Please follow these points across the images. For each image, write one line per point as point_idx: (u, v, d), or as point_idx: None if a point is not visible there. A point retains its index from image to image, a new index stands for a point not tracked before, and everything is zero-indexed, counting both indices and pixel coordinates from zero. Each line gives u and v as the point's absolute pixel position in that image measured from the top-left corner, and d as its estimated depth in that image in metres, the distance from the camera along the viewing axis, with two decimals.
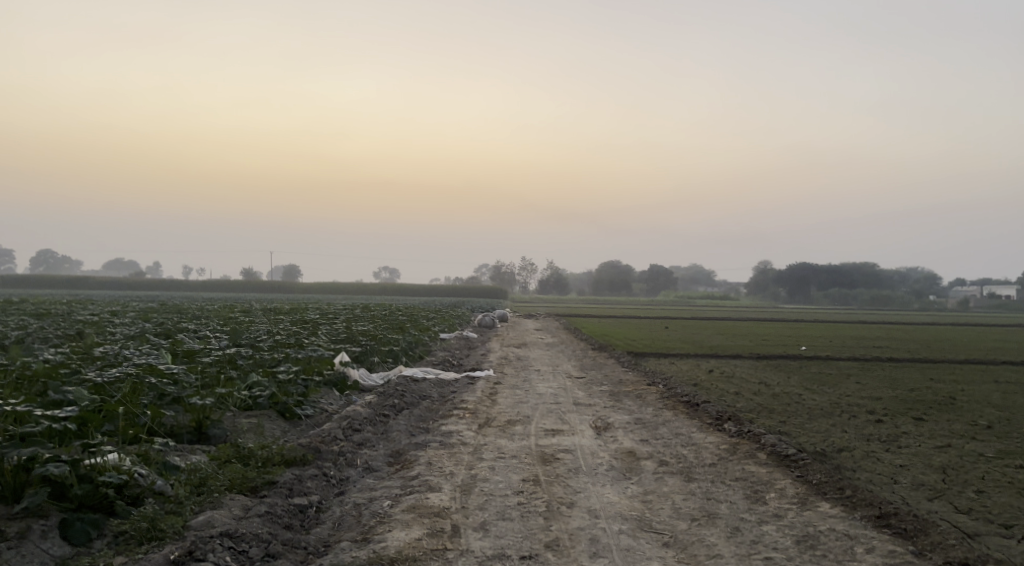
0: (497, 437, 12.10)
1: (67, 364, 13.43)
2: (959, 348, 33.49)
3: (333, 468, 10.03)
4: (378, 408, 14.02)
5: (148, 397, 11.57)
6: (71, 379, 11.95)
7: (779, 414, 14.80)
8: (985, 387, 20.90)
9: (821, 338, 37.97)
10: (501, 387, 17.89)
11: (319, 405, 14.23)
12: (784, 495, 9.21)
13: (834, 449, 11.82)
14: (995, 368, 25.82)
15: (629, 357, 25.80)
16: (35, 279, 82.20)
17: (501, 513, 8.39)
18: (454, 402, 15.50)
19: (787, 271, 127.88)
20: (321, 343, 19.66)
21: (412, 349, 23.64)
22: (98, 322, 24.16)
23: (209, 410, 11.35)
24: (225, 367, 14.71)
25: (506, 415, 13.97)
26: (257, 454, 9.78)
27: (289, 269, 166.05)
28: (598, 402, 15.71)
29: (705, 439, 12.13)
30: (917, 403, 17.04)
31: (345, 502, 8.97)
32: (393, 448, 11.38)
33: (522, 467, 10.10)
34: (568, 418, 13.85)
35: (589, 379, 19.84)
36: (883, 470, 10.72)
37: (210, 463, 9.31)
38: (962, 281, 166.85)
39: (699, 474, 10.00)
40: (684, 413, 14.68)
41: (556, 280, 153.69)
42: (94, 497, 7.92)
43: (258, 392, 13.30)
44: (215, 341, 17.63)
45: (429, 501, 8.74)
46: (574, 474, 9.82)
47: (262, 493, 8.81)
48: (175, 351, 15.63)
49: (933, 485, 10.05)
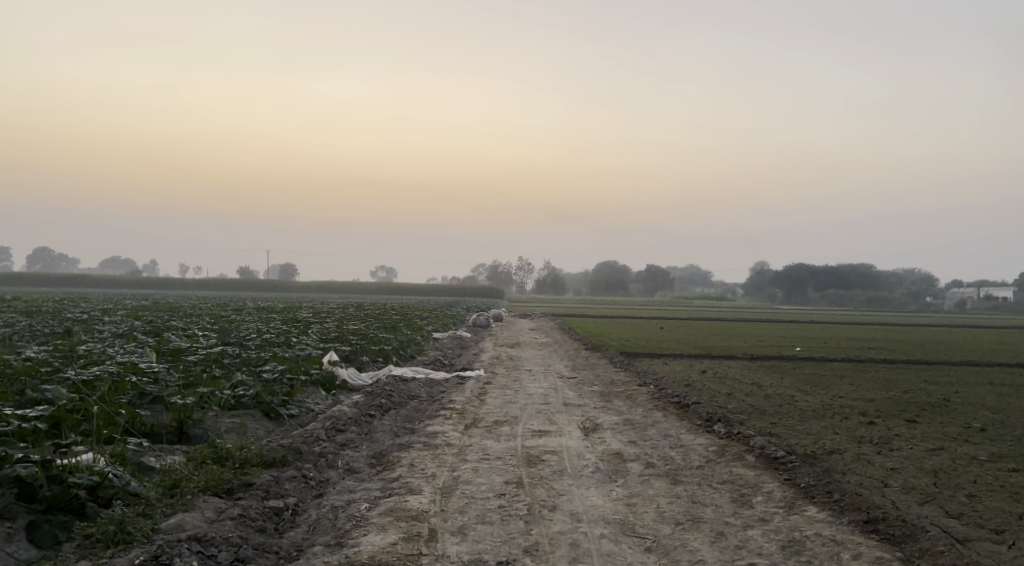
0: (483, 438, 11.91)
1: (49, 362, 13.22)
2: (955, 350, 33.30)
3: (313, 470, 9.84)
4: (364, 408, 13.82)
5: (128, 396, 11.37)
6: (51, 378, 11.73)
7: (770, 416, 14.62)
8: (980, 389, 20.72)
9: (816, 339, 37.78)
10: (491, 387, 17.69)
11: (305, 404, 14.04)
12: (771, 498, 9.03)
13: (824, 451, 11.65)
14: (989, 369, 25.66)
15: (622, 358, 25.57)
16: (31, 277, 81.73)
17: (481, 516, 8.20)
18: (442, 403, 15.31)
19: (784, 272, 127.88)
20: (310, 342, 19.41)
21: (404, 348, 23.39)
22: (87, 320, 23.88)
23: (191, 409, 11.12)
24: (210, 366, 14.53)
25: (493, 416, 13.78)
26: (236, 455, 9.58)
27: (285, 266, 166.70)
28: (588, 403, 15.53)
29: (694, 441, 11.95)
30: (910, 405, 16.84)
31: (323, 505, 8.79)
32: (375, 449, 11.20)
33: (506, 469, 9.91)
34: (557, 419, 13.66)
35: (580, 379, 19.62)
36: (872, 473, 10.56)
37: (186, 464, 9.10)
38: (958, 282, 167.00)
39: (686, 477, 9.82)
40: (674, 414, 14.49)
41: (552, 279, 153.49)
42: (64, 499, 7.73)
43: (242, 391, 13.06)
44: (202, 340, 17.42)
45: (408, 504, 8.55)
46: (558, 476, 9.64)
47: (237, 495, 8.62)
48: (160, 350, 15.40)
49: (924, 489, 9.86)
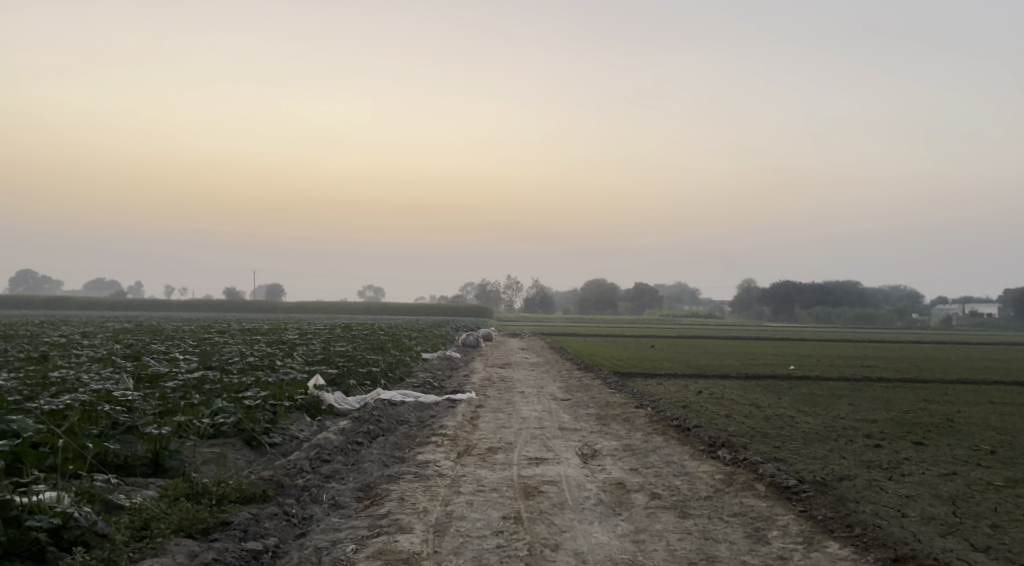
0: (476, 467, 11.28)
1: (19, 391, 12.55)
2: (951, 367, 32.82)
3: (295, 506, 9.17)
4: (351, 435, 13.21)
5: (99, 426, 10.64)
6: (19, 409, 11.05)
7: (773, 439, 14.05)
8: (982, 409, 20.18)
9: (809, 357, 37.32)
10: (483, 411, 17.03)
11: (289, 432, 13.33)
12: (787, 533, 8.45)
13: (835, 478, 11.09)
14: (988, 388, 25.13)
15: (615, 378, 24.95)
16: (14, 301, 81.42)
17: (478, 558, 7.61)
18: (433, 428, 14.66)
19: (772, 289, 128.15)
20: (295, 366, 18.72)
21: (392, 371, 22.68)
22: (67, 344, 23.13)
23: (167, 439, 10.44)
24: (190, 392, 13.84)
25: (487, 442, 13.16)
26: (212, 490, 8.92)
27: (271, 289, 165.08)
28: (584, 427, 14.90)
29: (699, 469, 11.37)
30: (915, 426, 16.28)
31: (305, 546, 8.14)
32: (362, 481, 10.51)
33: (503, 502, 9.28)
34: (553, 445, 13.03)
35: (575, 402, 18.95)
36: (888, 501, 9.99)
37: (157, 501, 8.43)
38: (943, 299, 167.73)
39: (694, 509, 9.22)
40: (675, 439, 13.91)
41: (541, 298, 153.51)
42: (21, 543, 7.09)
43: (222, 419, 12.39)
44: (184, 365, 16.69)
45: (398, 545, 7.92)
46: (558, 510, 9.01)
47: (212, 537, 8.00)
48: (138, 376, 14.71)
49: (945, 519, 9.29)
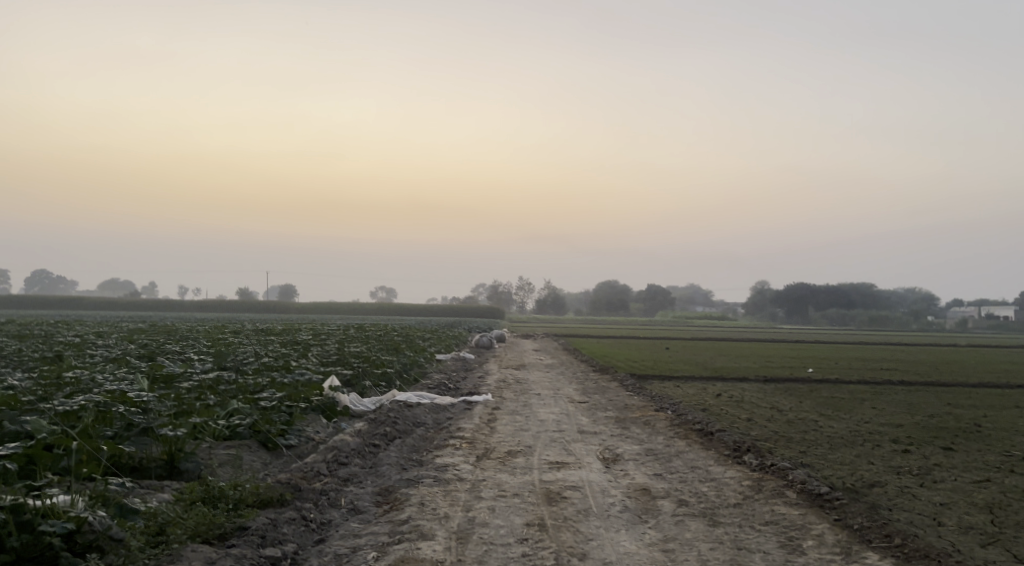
0: (497, 471, 11.04)
1: (33, 392, 12.36)
2: (972, 370, 32.35)
3: (313, 511, 8.95)
4: (368, 438, 12.98)
5: (114, 428, 10.44)
6: (32, 409, 10.86)
7: (798, 444, 13.75)
8: (1008, 413, 19.84)
9: (826, 359, 36.87)
10: (500, 413, 16.80)
11: (305, 433, 13.09)
12: (823, 543, 8.17)
13: (865, 484, 10.79)
14: (1011, 392, 24.69)
15: (633, 380, 24.63)
16: (28, 301, 81.69)
17: None
18: (450, 431, 14.42)
19: (787, 292, 127.41)
20: (311, 366, 18.50)
21: (407, 372, 22.44)
22: (81, 344, 23.00)
23: (182, 441, 10.21)
24: (204, 393, 13.64)
25: (505, 446, 12.90)
26: (229, 494, 8.69)
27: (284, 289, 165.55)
28: (604, 430, 14.64)
29: (725, 475, 11.08)
30: (942, 431, 15.92)
31: (325, 553, 7.93)
32: (381, 485, 10.28)
33: (526, 508, 9.03)
34: (573, 448, 12.76)
35: (593, 404, 18.66)
36: (922, 509, 9.69)
37: (173, 505, 8.21)
38: (958, 301, 166.43)
39: (724, 517, 8.94)
40: (698, 443, 13.61)
41: (553, 299, 153.15)
42: (34, 549, 6.89)
43: (238, 421, 12.18)
44: (199, 365, 16.50)
45: (420, 553, 7.69)
46: (584, 517, 8.75)
47: (229, 543, 7.79)
48: (153, 377, 14.52)
49: (984, 528, 8.98)
